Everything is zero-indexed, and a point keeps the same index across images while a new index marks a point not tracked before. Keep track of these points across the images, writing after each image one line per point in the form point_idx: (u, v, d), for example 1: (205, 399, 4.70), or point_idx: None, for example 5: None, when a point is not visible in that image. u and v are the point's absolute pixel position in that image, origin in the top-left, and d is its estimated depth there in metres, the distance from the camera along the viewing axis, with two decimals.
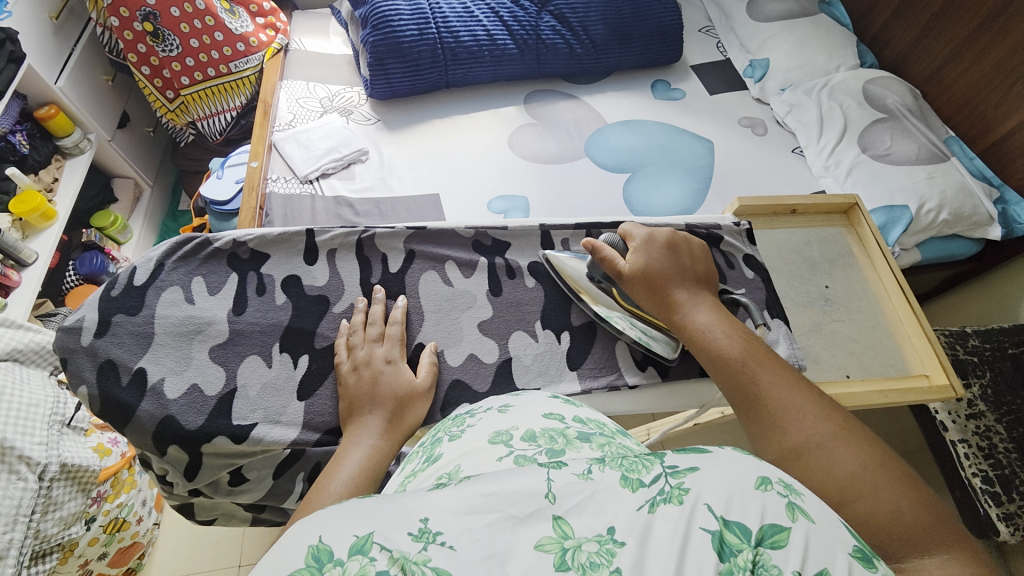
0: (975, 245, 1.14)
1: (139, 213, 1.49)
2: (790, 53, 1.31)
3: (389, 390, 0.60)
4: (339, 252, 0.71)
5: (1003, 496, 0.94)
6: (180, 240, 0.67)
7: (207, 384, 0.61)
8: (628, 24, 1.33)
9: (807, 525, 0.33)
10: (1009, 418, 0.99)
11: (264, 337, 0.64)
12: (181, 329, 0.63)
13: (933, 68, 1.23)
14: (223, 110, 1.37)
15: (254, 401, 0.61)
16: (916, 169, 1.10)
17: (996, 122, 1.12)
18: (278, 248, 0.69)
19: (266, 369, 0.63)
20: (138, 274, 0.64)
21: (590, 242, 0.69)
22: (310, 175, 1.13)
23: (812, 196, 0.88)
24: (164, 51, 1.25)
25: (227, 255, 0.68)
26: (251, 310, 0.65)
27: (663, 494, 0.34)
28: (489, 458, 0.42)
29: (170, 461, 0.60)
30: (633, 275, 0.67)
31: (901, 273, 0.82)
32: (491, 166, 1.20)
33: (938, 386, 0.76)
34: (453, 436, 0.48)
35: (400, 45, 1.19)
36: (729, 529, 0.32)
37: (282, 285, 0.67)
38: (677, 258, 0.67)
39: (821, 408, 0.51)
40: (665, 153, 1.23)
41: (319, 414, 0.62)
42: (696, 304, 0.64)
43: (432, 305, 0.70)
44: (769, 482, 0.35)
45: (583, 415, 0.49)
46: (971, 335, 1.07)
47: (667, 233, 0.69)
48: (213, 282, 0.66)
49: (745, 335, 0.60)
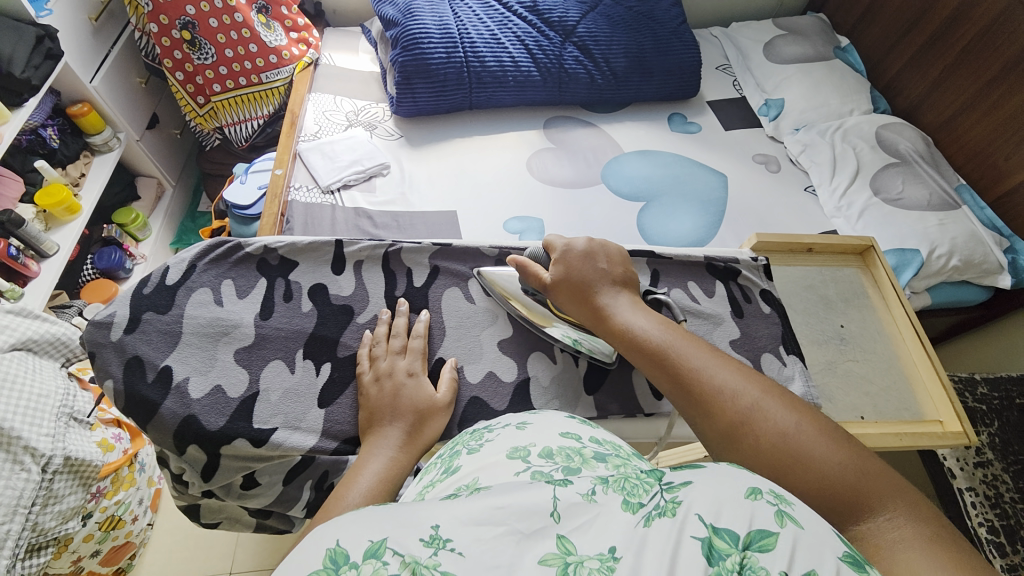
0: (986, 292, 1.14)
1: (159, 212, 1.52)
2: (806, 94, 1.35)
3: (410, 403, 0.61)
4: (365, 263, 0.72)
5: (1008, 547, 0.92)
6: (212, 243, 0.68)
7: (229, 386, 0.61)
8: (649, 58, 1.37)
9: (794, 531, 0.33)
10: (1016, 468, 0.98)
11: (288, 343, 0.65)
12: (208, 330, 0.63)
13: (945, 117, 1.26)
14: (250, 118, 1.40)
15: (275, 406, 0.61)
16: (927, 215, 1.11)
17: (1007, 172, 1.14)
18: (306, 256, 0.71)
19: (289, 374, 0.63)
20: (170, 274, 0.65)
21: (516, 258, 0.70)
22: (333, 186, 1.15)
23: (828, 235, 0.89)
24: (199, 59, 1.29)
25: (257, 260, 0.69)
26: (277, 315, 0.66)
27: (658, 508, 0.35)
28: (506, 471, 0.42)
29: (188, 460, 0.60)
30: (557, 286, 0.67)
31: (916, 316, 0.83)
32: (510, 186, 1.23)
33: (951, 432, 0.75)
34: (472, 450, 0.49)
35: (427, 66, 1.23)
36: (718, 535, 0.32)
37: (308, 293, 0.69)
38: (594, 264, 0.68)
39: (745, 377, 0.55)
40: (680, 185, 1.25)
41: (337, 423, 0.62)
42: (619, 304, 0.65)
43: (453, 321, 0.71)
44: (759, 491, 0.36)
45: (600, 436, 0.50)
46: (980, 382, 1.07)
47: (584, 241, 0.70)
48: (242, 286, 0.67)
49: (666, 325, 0.61)
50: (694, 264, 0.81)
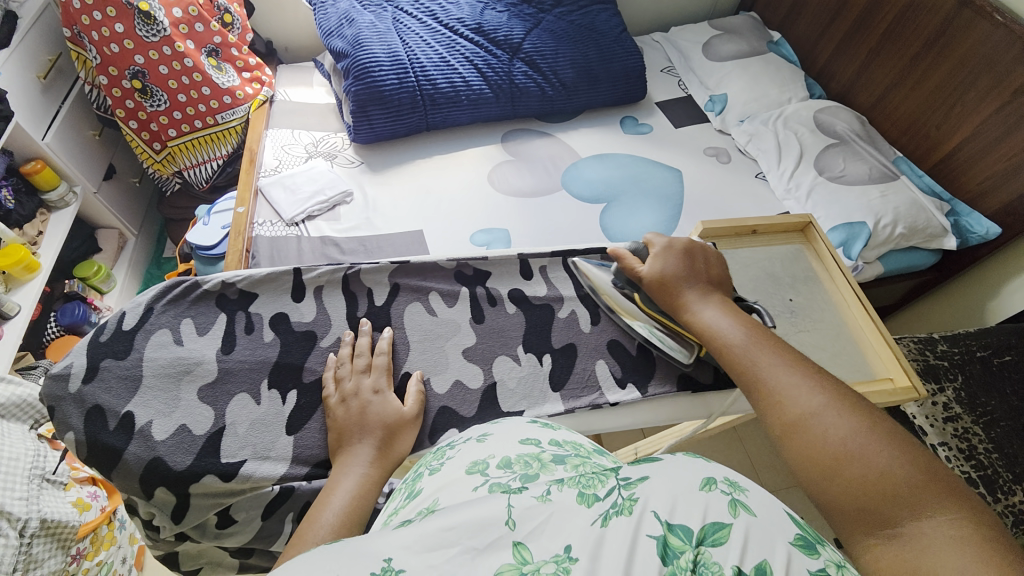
0: (933, 256, 1.20)
1: (123, 262, 1.49)
2: (745, 87, 1.42)
3: (377, 419, 0.61)
4: (326, 288, 0.73)
5: (988, 497, 0.92)
6: (168, 284, 0.68)
7: (195, 424, 0.61)
8: (595, 67, 1.43)
9: (746, 520, 0.37)
10: (985, 420, 0.99)
11: (253, 374, 0.65)
12: (169, 370, 0.63)
13: (877, 94, 1.33)
14: (209, 159, 1.39)
15: (243, 438, 0.61)
16: (870, 188, 1.17)
17: (941, 140, 1.20)
18: (266, 287, 0.71)
19: (255, 406, 0.63)
20: (127, 319, 0.65)
21: (614, 250, 0.74)
22: (296, 218, 1.16)
23: (769, 217, 0.94)
24: (152, 106, 1.29)
25: (216, 296, 0.69)
26: (240, 348, 0.66)
27: (615, 507, 0.37)
28: (466, 488, 0.44)
29: (157, 504, 0.59)
30: (648, 281, 0.70)
31: (857, 284, 0.87)
32: (475, 201, 1.26)
33: (902, 387, 0.78)
34: (433, 470, 0.50)
35: (381, 93, 1.25)
36: (672, 532, 0.36)
37: (270, 323, 0.69)
38: (691, 264, 0.70)
39: (817, 380, 0.55)
40: (636, 184, 1.30)
41: (308, 448, 0.62)
42: (702, 303, 0.66)
43: (417, 335, 0.72)
44: (714, 482, 0.40)
45: (559, 438, 0.54)
46: (939, 341, 1.08)
47: (686, 242, 0.72)
48: (202, 323, 0.67)
49: (747, 325, 0.63)
50: None
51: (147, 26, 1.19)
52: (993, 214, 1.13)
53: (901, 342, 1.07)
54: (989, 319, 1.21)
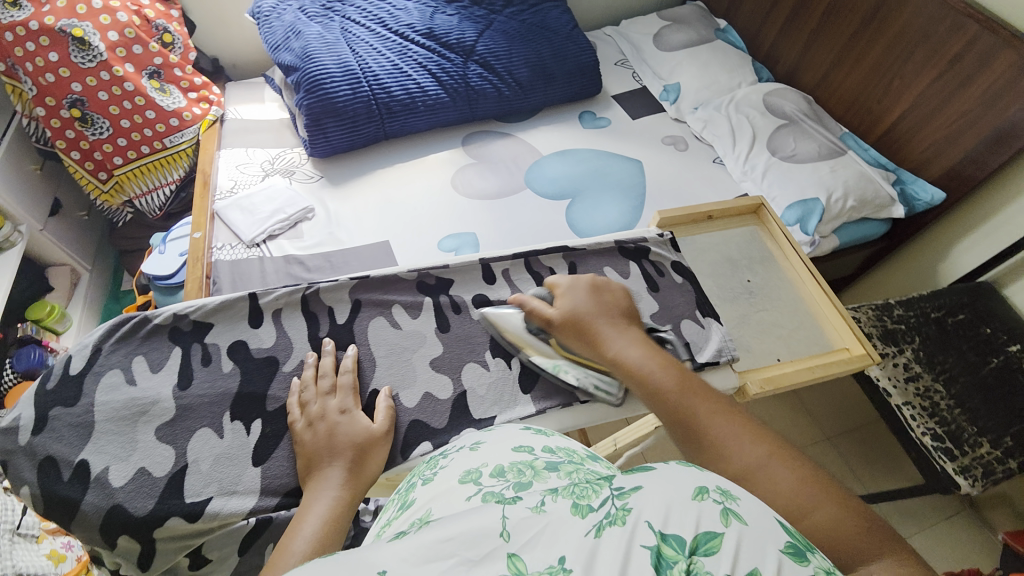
0: (884, 225, 1.24)
1: (77, 301, 1.41)
2: (697, 75, 1.45)
3: (347, 439, 0.60)
4: (285, 311, 0.71)
5: (955, 450, 0.95)
6: (117, 321, 0.66)
7: (155, 466, 0.59)
8: (549, 64, 1.44)
9: (740, 527, 0.36)
10: (945, 377, 1.03)
11: (214, 407, 0.63)
12: (124, 412, 0.61)
13: (820, 74, 1.38)
14: (161, 185, 1.34)
15: (207, 475, 0.59)
16: (820, 165, 1.22)
17: (883, 113, 1.25)
18: (221, 316, 0.69)
19: (218, 440, 0.61)
20: (73, 362, 0.62)
21: (517, 298, 0.73)
22: (257, 238, 1.13)
23: (722, 200, 0.96)
24: (94, 135, 1.24)
25: (168, 329, 0.67)
26: (197, 382, 0.64)
27: (609, 517, 0.36)
28: (460, 497, 0.44)
29: (121, 554, 0.56)
30: (562, 322, 0.69)
31: (809, 260, 0.90)
32: (440, 207, 1.25)
33: (857, 355, 0.81)
34: (426, 480, 0.50)
35: (335, 104, 1.23)
36: (666, 542, 0.34)
37: (228, 352, 0.67)
38: (602, 299, 0.71)
39: (750, 430, 0.54)
40: (599, 177, 1.32)
41: (277, 477, 0.60)
42: (622, 339, 0.66)
43: (383, 350, 0.71)
44: (706, 490, 0.38)
45: (551, 445, 0.53)
46: (895, 306, 1.12)
47: (589, 280, 0.73)
48: (156, 359, 0.65)
49: (676, 370, 0.62)
50: (608, 248, 0.85)
51: (83, 52, 1.15)
52: (936, 180, 1.18)
53: (860, 310, 1.11)
54: (941, 280, 1.27)
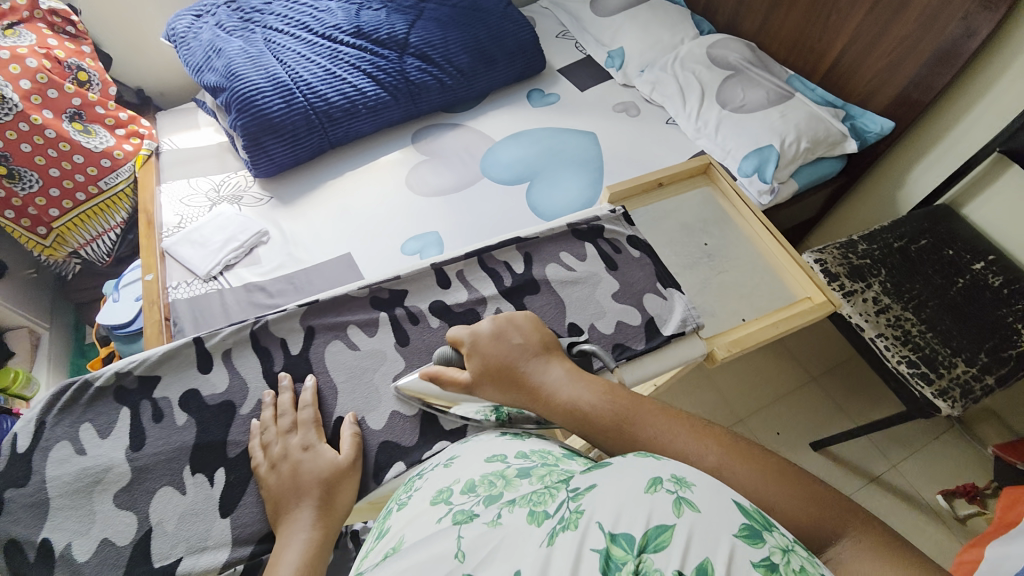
0: (839, 161, 1.24)
1: (42, 360, 1.34)
2: (638, 37, 1.42)
3: (311, 477, 0.59)
4: (234, 350, 0.69)
5: (932, 374, 0.98)
6: (55, 391, 0.63)
7: (118, 534, 0.57)
8: (488, 48, 1.40)
9: (689, 517, 0.38)
10: (913, 303, 1.05)
11: (172, 464, 0.61)
12: (78, 484, 0.58)
13: (760, 19, 1.36)
14: (105, 230, 1.28)
15: (173, 535, 0.57)
16: (770, 111, 1.21)
17: (825, 51, 1.25)
18: (168, 366, 0.66)
19: (181, 497, 0.59)
20: (20, 440, 0.60)
21: (426, 372, 0.65)
22: (213, 271, 1.09)
23: (670, 166, 0.95)
24: (24, 189, 1.15)
25: (113, 390, 0.64)
26: (151, 441, 0.62)
27: (563, 522, 0.38)
28: (430, 521, 0.43)
29: None
30: (480, 379, 0.62)
31: (763, 215, 0.90)
32: (396, 210, 1.22)
33: (818, 304, 0.82)
34: (401, 506, 0.49)
35: (271, 121, 1.18)
36: (615, 543, 0.36)
37: (180, 404, 0.64)
38: (509, 342, 0.64)
39: (699, 437, 0.54)
40: (556, 155, 1.30)
41: (249, 524, 0.59)
42: (550, 378, 0.60)
43: (343, 375, 0.69)
44: (660, 483, 0.40)
45: (526, 450, 0.53)
46: (859, 241, 1.14)
47: (490, 322, 0.66)
48: (103, 425, 0.62)
49: (611, 395, 0.58)
50: (561, 234, 0.84)
51: None
52: (884, 110, 1.18)
53: (826, 251, 1.12)
54: (902, 207, 1.29)
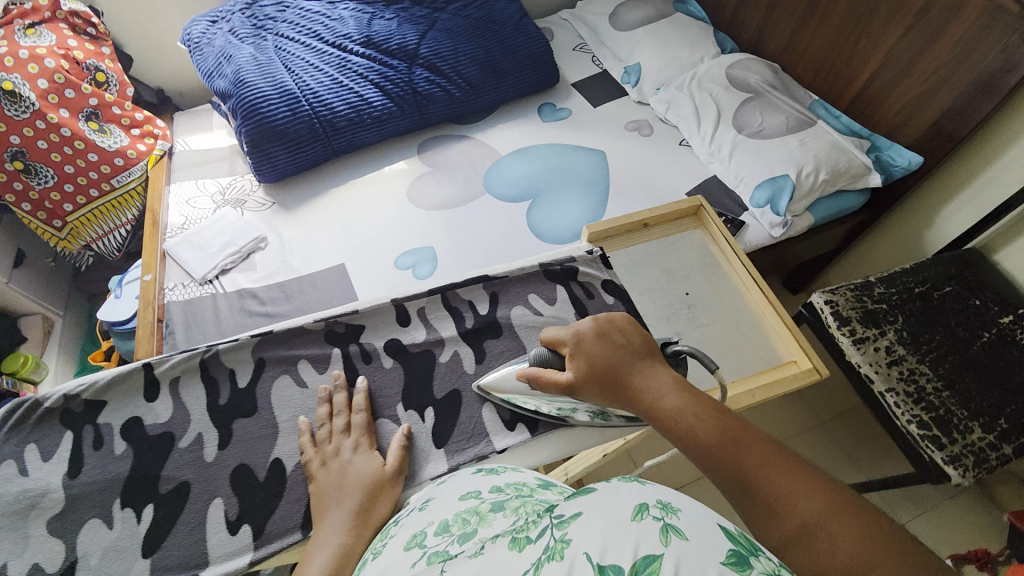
0: (862, 196, 1.17)
1: (53, 346, 1.39)
2: (657, 53, 1.37)
3: (356, 480, 0.61)
4: (182, 379, 0.71)
5: (944, 439, 0.90)
6: (8, 408, 0.67)
7: (47, 562, 0.59)
8: (498, 61, 1.37)
9: (679, 545, 0.33)
10: (930, 356, 0.97)
11: (103, 495, 0.63)
12: (15, 507, 0.61)
13: (786, 39, 1.29)
14: (117, 226, 1.32)
15: (95, 570, 0.59)
16: (788, 138, 1.14)
17: (853, 75, 1.17)
18: (115, 393, 0.69)
19: (107, 531, 0.61)
20: None
21: (525, 373, 0.67)
22: (208, 275, 1.10)
23: (656, 206, 0.92)
24: (41, 184, 1.20)
25: (59, 414, 0.67)
26: (88, 469, 0.64)
27: (548, 552, 0.33)
28: (404, 565, 0.40)
29: None
30: (580, 383, 0.63)
31: (751, 265, 0.85)
32: (394, 221, 1.21)
33: (804, 370, 0.76)
34: (376, 554, 0.46)
35: (274, 128, 1.18)
36: (605, 574, 0.31)
37: (120, 432, 0.67)
38: (613, 344, 0.64)
39: (804, 480, 0.47)
40: (561, 173, 1.26)
41: (169, 561, 0.60)
42: (651, 386, 0.60)
43: (286, 414, 0.69)
44: (646, 509, 0.36)
45: (501, 484, 0.51)
46: (876, 283, 1.06)
47: (593, 323, 0.67)
48: (47, 447, 0.65)
49: (714, 414, 0.55)
50: (532, 274, 0.84)
51: (14, 104, 1.12)
52: (914, 143, 1.10)
53: (838, 292, 1.04)
54: (930, 248, 1.19)
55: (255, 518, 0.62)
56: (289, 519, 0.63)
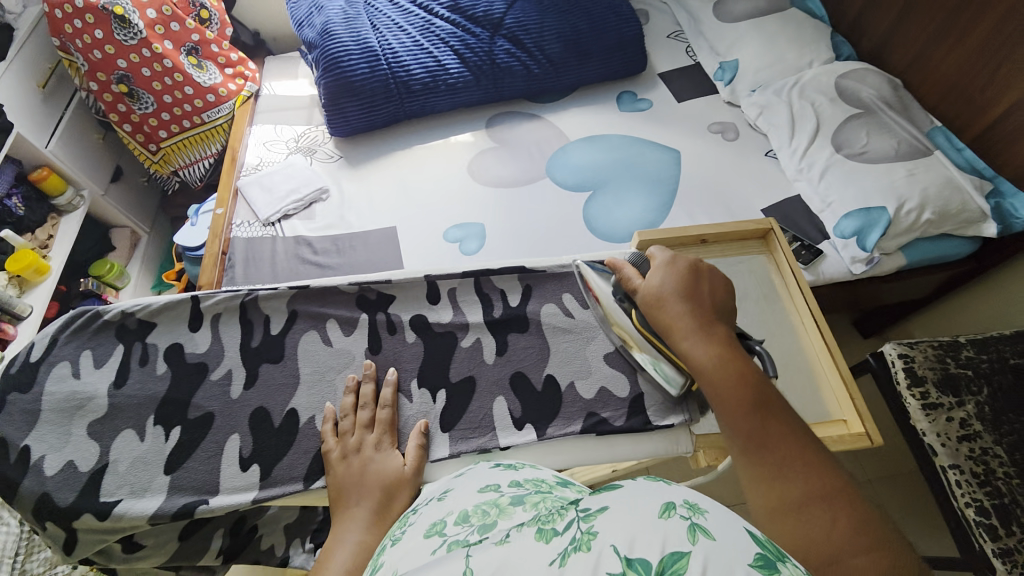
0: (972, 243, 1.02)
1: (136, 259, 1.55)
2: (759, 52, 1.24)
3: (376, 478, 0.63)
4: (223, 316, 0.76)
5: (1002, 530, 0.80)
6: (72, 315, 0.73)
7: (81, 461, 0.66)
8: (584, 40, 1.31)
9: (707, 545, 0.32)
10: (1011, 440, 0.85)
11: (140, 410, 0.69)
12: (65, 405, 0.68)
13: (913, 53, 1.13)
14: (202, 158, 1.41)
15: (122, 477, 0.65)
16: (895, 166, 1.01)
17: (987, 105, 1.02)
18: (164, 316, 0.75)
19: (138, 443, 0.67)
20: (33, 350, 0.71)
21: (613, 262, 0.72)
22: (272, 218, 1.16)
23: (719, 223, 0.85)
24: (141, 109, 1.31)
25: (116, 326, 0.74)
26: (131, 381, 0.71)
27: (574, 542, 0.33)
28: (423, 553, 0.39)
29: (51, 535, 0.64)
30: (647, 302, 0.66)
31: (816, 308, 0.77)
32: (454, 192, 1.20)
33: (852, 434, 0.70)
34: (395, 542, 0.45)
35: (351, 83, 1.21)
36: (631, 567, 0.31)
37: (163, 354, 0.73)
38: (695, 286, 0.64)
39: (813, 471, 0.49)
40: (628, 168, 1.20)
41: (185, 482, 0.65)
42: (712, 335, 0.60)
43: (308, 368, 0.73)
44: (672, 507, 0.35)
45: (519, 479, 0.50)
46: (965, 345, 0.93)
47: (686, 260, 0.67)
48: (100, 355, 0.72)
49: (759, 385, 0.56)
50: (572, 274, 0.81)
51: (123, 29, 1.20)
52: None
53: (916, 347, 0.92)
54: None
55: (265, 461, 0.67)
56: (294, 469, 0.67)
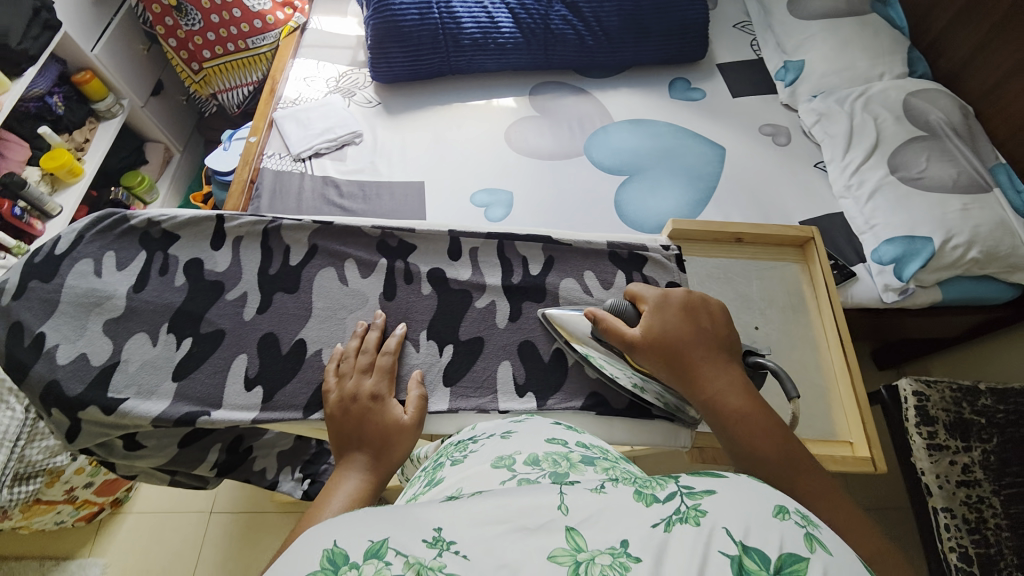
0: (1013, 290, 0.98)
1: (167, 176, 1.57)
2: (829, 55, 1.17)
3: (376, 425, 0.63)
4: (244, 240, 0.76)
5: None
6: (100, 215, 0.75)
7: (93, 355, 0.68)
8: (645, 17, 1.25)
9: (825, 558, 0.29)
10: (1009, 492, 0.84)
11: (155, 316, 0.71)
12: (83, 300, 0.70)
13: (993, 82, 1.06)
14: (241, 84, 1.40)
15: (130, 377, 0.67)
16: (950, 198, 0.96)
17: None
18: (187, 231, 0.76)
19: (150, 346, 0.69)
20: (59, 244, 0.72)
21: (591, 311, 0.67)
22: (303, 154, 1.15)
23: (758, 224, 0.82)
24: (188, 25, 1.30)
25: (140, 233, 0.75)
26: (149, 288, 0.72)
27: (678, 513, 0.30)
28: (492, 479, 0.41)
29: (55, 421, 0.66)
30: (647, 347, 0.63)
31: (843, 325, 0.75)
32: (487, 156, 1.18)
33: (857, 457, 0.69)
34: (455, 462, 0.47)
35: (399, 28, 1.18)
36: (748, 554, 0.28)
37: (183, 267, 0.74)
38: (697, 322, 0.64)
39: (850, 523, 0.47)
40: (669, 156, 1.16)
41: (190, 392, 0.67)
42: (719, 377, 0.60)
43: (321, 303, 0.74)
44: (786, 511, 0.31)
45: (585, 441, 0.49)
46: (984, 393, 0.89)
47: (683, 294, 0.66)
48: (122, 258, 0.73)
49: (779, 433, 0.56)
50: (596, 251, 0.79)
51: None
52: None
53: (934, 386, 0.89)
54: None
55: (269, 384, 0.68)
56: (294, 398, 0.68)
